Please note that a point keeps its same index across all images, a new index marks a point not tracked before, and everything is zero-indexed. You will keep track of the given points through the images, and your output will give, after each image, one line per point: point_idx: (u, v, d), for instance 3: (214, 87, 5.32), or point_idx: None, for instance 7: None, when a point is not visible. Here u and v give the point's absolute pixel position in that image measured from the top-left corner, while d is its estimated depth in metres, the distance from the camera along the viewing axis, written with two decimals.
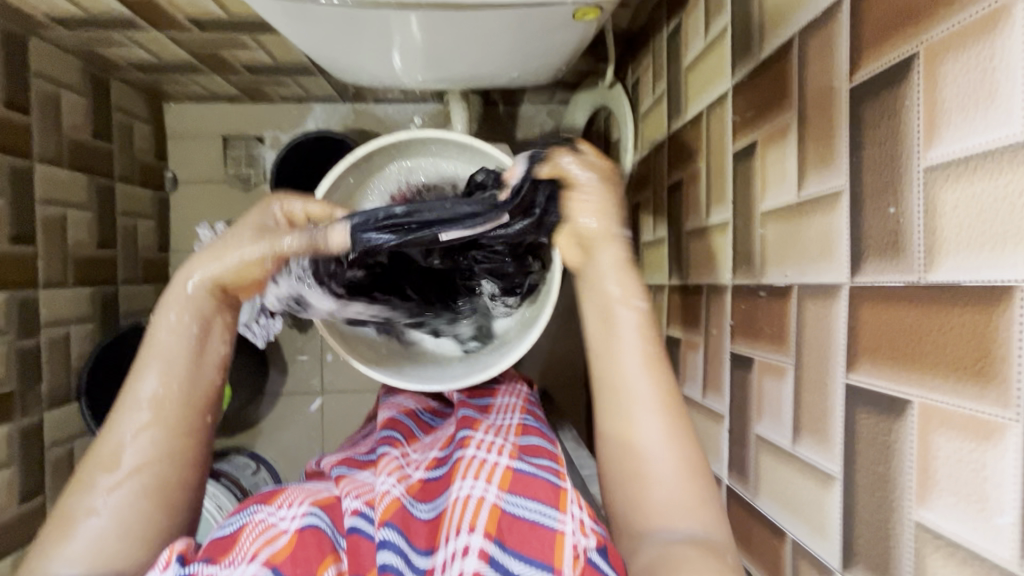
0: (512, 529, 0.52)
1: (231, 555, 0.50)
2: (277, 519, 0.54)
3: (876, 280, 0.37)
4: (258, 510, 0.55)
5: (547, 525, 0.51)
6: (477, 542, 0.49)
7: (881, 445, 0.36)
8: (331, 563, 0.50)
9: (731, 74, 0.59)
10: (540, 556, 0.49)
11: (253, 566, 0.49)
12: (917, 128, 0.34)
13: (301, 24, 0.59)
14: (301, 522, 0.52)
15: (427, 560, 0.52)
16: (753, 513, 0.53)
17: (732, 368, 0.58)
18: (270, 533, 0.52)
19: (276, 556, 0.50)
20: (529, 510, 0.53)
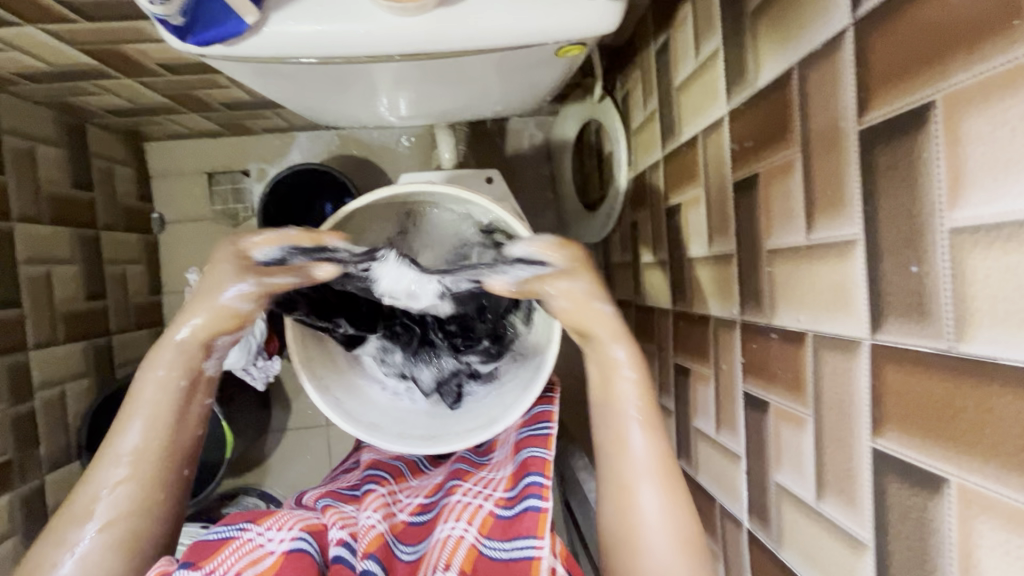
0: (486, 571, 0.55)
1: (212, 562, 0.51)
2: (266, 539, 0.54)
3: (900, 342, 0.34)
4: (249, 527, 0.54)
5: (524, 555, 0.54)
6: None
7: (916, 520, 0.34)
8: None
9: (726, 98, 0.56)
10: None
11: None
12: (940, 183, 0.31)
13: (273, 81, 0.56)
14: (289, 545, 0.53)
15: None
16: (777, 565, 0.51)
17: (745, 408, 0.56)
18: (256, 554, 0.52)
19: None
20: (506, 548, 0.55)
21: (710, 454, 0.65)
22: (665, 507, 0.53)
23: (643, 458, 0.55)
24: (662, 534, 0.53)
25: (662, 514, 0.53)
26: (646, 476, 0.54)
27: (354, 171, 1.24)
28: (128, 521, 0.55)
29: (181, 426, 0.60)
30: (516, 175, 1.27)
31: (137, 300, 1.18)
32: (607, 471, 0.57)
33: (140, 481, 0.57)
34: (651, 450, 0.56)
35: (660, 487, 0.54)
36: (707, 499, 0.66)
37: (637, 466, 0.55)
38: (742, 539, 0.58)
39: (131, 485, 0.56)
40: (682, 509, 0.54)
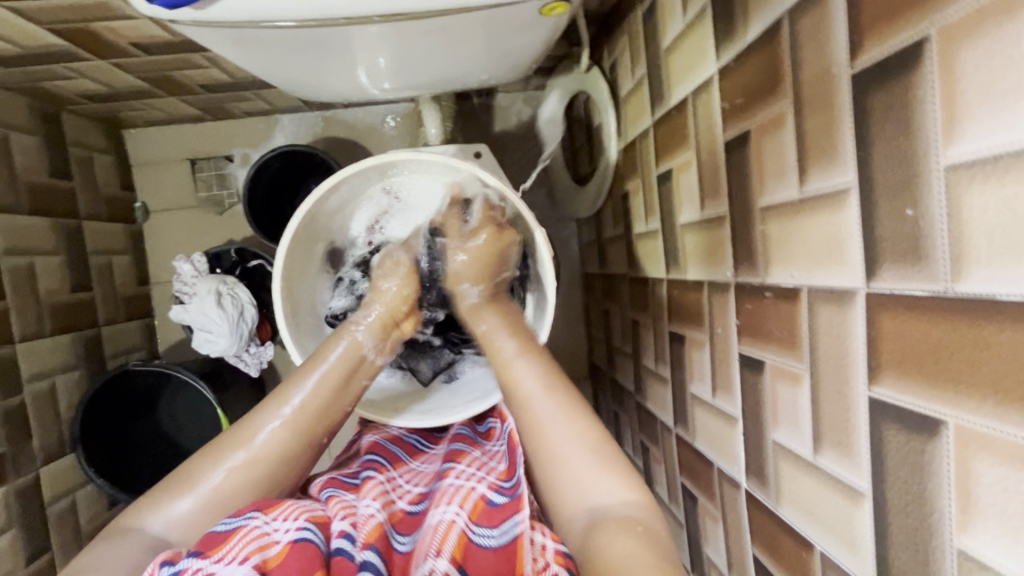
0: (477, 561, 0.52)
1: (221, 550, 0.48)
2: (271, 529, 0.50)
3: (896, 288, 0.34)
4: (256, 515, 0.51)
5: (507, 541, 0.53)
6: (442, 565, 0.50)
7: (913, 465, 0.34)
8: None
9: (715, 57, 0.55)
10: None
11: (244, 569, 0.46)
12: (934, 122, 0.30)
13: (249, 50, 0.55)
14: (295, 535, 0.50)
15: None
16: (776, 522, 0.51)
17: (741, 370, 0.55)
18: (261, 542, 0.49)
19: (267, 565, 0.47)
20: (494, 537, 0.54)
21: (707, 419, 0.65)
22: (565, 414, 0.57)
23: (545, 410, 0.57)
24: (579, 450, 0.54)
25: (574, 432, 0.56)
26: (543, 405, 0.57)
27: (339, 153, 1.22)
28: (268, 466, 0.56)
29: (342, 394, 0.61)
30: (505, 152, 1.25)
31: (125, 292, 1.16)
32: (523, 421, 0.58)
33: (294, 435, 0.58)
34: (552, 401, 0.58)
35: (567, 405, 0.57)
36: (705, 464, 0.67)
37: (529, 393, 0.59)
38: (740, 499, 0.58)
39: (289, 433, 0.58)
40: (600, 442, 0.55)
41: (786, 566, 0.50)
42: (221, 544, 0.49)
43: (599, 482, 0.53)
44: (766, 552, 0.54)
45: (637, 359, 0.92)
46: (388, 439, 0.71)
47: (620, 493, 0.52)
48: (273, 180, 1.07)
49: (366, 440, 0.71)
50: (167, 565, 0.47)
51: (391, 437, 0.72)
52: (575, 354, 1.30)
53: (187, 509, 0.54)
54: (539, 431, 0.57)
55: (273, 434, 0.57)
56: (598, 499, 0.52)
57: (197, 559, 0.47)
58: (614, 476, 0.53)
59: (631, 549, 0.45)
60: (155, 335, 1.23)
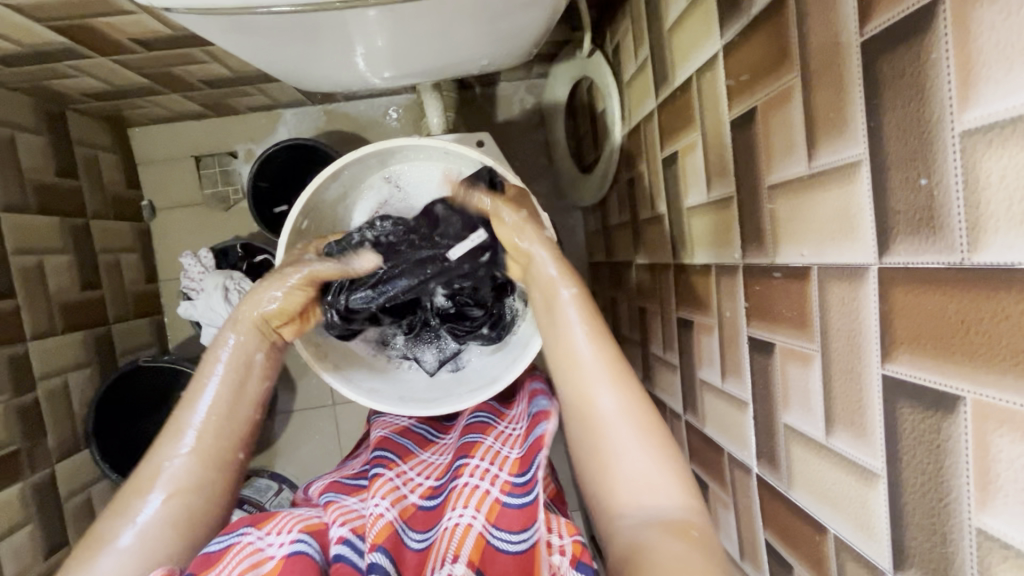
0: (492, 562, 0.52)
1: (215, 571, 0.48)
2: (266, 544, 0.51)
3: (910, 261, 0.33)
4: (249, 530, 0.52)
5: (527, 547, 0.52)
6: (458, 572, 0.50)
7: (930, 443, 0.33)
8: None
9: (719, 34, 0.54)
10: None
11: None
12: (948, 86, 0.29)
13: (245, 38, 0.54)
14: (290, 548, 0.50)
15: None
16: (789, 506, 0.50)
17: (751, 353, 0.54)
18: (257, 558, 0.50)
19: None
20: (513, 541, 0.53)
21: (716, 405, 0.65)
22: (622, 401, 0.53)
23: (592, 361, 0.55)
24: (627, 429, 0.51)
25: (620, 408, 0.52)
26: (596, 368, 0.55)
27: (342, 146, 1.21)
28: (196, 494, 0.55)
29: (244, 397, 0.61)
30: (509, 141, 1.24)
31: (134, 290, 1.17)
32: (569, 393, 0.55)
33: (201, 463, 0.56)
34: (618, 394, 0.53)
35: (610, 381, 0.54)
36: (715, 450, 0.66)
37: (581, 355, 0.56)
38: (751, 484, 0.57)
39: (195, 459, 0.56)
40: (636, 408, 0.52)
41: (799, 551, 0.49)
42: (215, 563, 0.49)
43: (633, 455, 0.50)
44: (779, 537, 0.53)
45: (646, 346, 0.91)
46: (396, 432, 0.70)
47: (670, 501, 0.47)
48: (277, 174, 1.07)
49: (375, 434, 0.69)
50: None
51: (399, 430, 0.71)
52: None
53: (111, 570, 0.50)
54: (591, 404, 0.53)
55: (184, 465, 0.56)
56: (653, 499, 0.47)
57: None
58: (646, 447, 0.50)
59: (679, 552, 0.42)
60: (165, 332, 1.24)
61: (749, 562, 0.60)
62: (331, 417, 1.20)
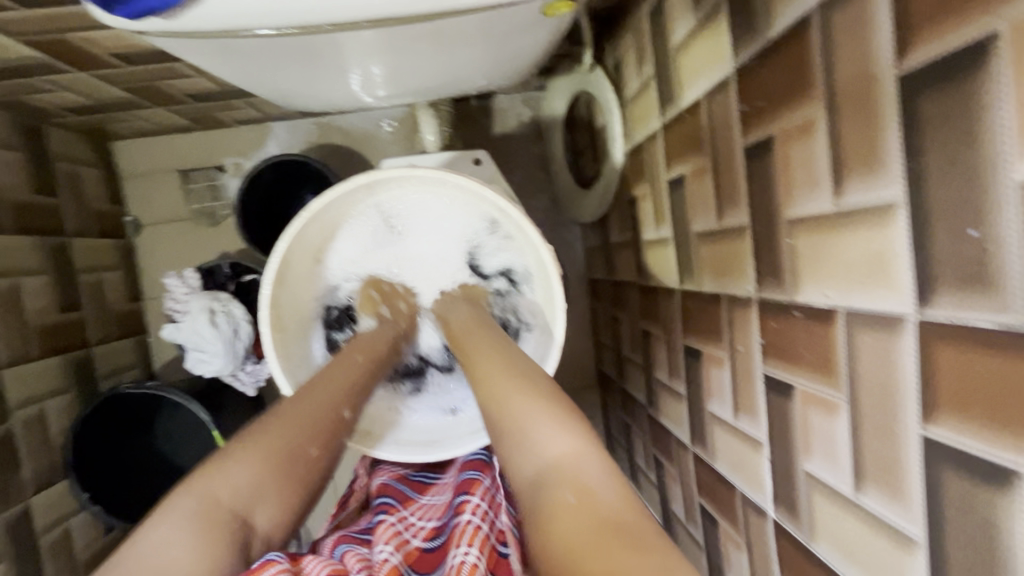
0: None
1: None
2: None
3: (958, 317, 0.30)
4: (279, 561, 0.47)
5: None
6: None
7: (980, 516, 0.30)
8: None
9: (731, 57, 0.51)
10: None
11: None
12: (1003, 132, 0.26)
13: (229, 60, 0.51)
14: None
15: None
16: (810, 559, 0.47)
17: (767, 392, 0.52)
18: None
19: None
20: None
21: (727, 441, 0.62)
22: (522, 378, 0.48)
23: (524, 406, 0.44)
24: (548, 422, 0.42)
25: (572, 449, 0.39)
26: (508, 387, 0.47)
27: (334, 160, 1.18)
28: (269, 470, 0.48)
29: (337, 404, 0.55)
30: (505, 155, 1.21)
31: (117, 309, 1.12)
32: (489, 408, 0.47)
33: (296, 436, 0.51)
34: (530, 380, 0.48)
35: (537, 399, 0.44)
36: (726, 487, 0.63)
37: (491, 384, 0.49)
38: (767, 529, 0.54)
39: (290, 429, 0.51)
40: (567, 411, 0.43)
41: None
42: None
43: (553, 436, 0.40)
44: None
45: (649, 371, 0.88)
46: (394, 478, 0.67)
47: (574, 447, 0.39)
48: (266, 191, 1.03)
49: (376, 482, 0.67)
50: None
51: (396, 476, 0.68)
52: (582, 362, 1.26)
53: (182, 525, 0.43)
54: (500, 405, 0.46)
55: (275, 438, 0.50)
56: (559, 450, 0.39)
57: None
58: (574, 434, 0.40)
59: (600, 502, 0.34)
60: (149, 352, 1.20)
61: None
62: None
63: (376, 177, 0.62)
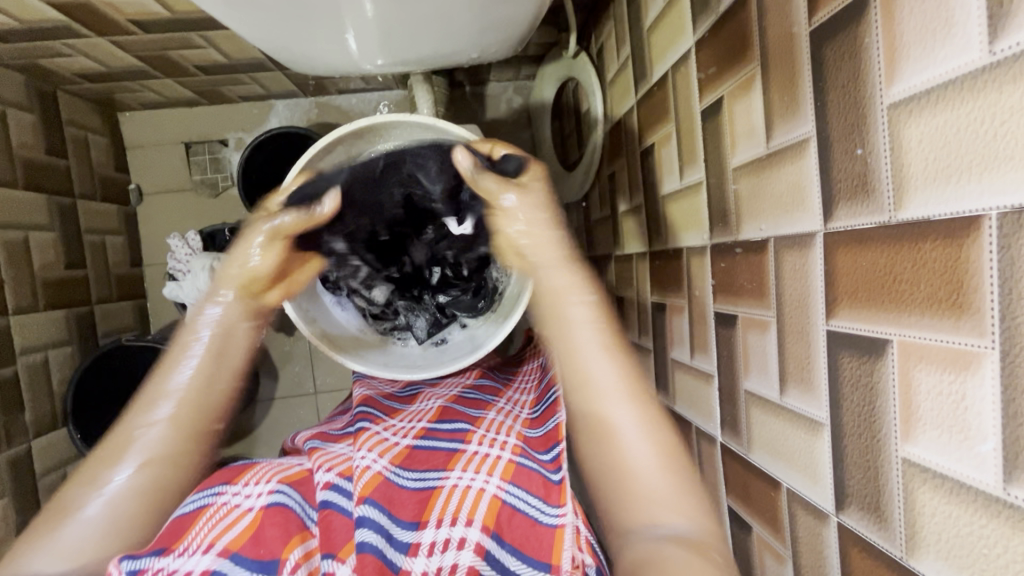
0: (510, 524, 0.53)
1: (184, 542, 0.48)
2: (241, 498, 0.52)
3: (849, 224, 0.37)
4: (224, 489, 0.53)
5: (546, 522, 0.52)
6: (473, 536, 0.51)
7: (865, 386, 0.37)
8: (297, 544, 0.49)
9: (691, 31, 0.58)
10: (538, 555, 0.51)
11: (209, 557, 0.47)
12: (878, 66, 0.33)
13: (243, 14, 0.57)
14: (267, 500, 0.51)
15: (411, 535, 0.52)
16: (748, 467, 0.54)
17: (717, 327, 0.58)
18: (233, 516, 0.50)
19: (237, 541, 0.48)
20: (528, 504, 0.54)
21: (686, 381, 0.68)
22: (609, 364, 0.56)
23: (605, 379, 0.55)
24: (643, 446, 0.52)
25: (642, 426, 0.53)
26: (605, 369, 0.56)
27: None
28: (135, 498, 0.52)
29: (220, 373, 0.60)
30: (496, 139, 1.28)
31: (118, 271, 1.17)
32: (579, 408, 0.56)
33: (176, 428, 0.56)
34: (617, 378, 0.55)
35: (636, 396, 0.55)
36: (684, 426, 0.69)
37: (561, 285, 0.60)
38: (716, 454, 0.61)
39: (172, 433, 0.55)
40: (638, 398, 0.54)
41: (758, 510, 0.53)
42: (186, 534, 0.49)
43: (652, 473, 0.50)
44: (739, 500, 0.56)
45: None
46: (380, 394, 0.73)
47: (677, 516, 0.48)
48: (268, 161, 1.09)
49: (359, 393, 0.73)
50: (128, 561, 0.44)
51: (382, 393, 0.74)
52: None
53: (78, 538, 0.49)
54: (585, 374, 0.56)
55: (153, 445, 0.54)
56: (662, 525, 0.48)
57: (161, 557, 0.45)
58: (637, 406, 0.54)
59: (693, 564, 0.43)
60: (148, 316, 1.24)
61: None
62: (313, 406, 1.21)
63: (375, 122, 0.67)
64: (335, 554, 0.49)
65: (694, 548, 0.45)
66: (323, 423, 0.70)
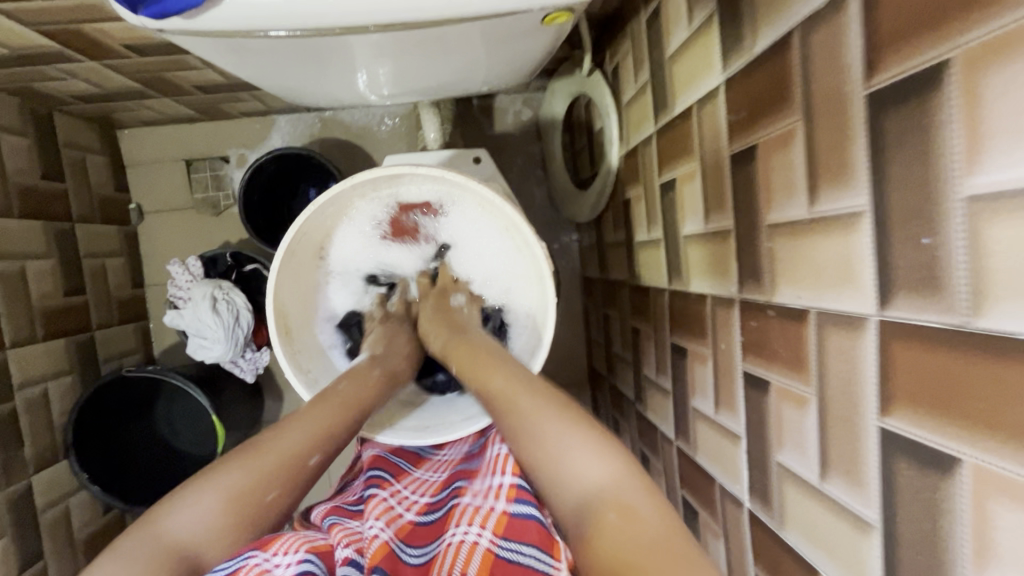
0: (503, 574, 0.48)
1: None
2: (273, 565, 0.47)
3: (911, 319, 0.33)
4: (255, 552, 0.47)
5: (541, 570, 0.47)
6: None
7: (926, 501, 0.33)
8: None
9: (721, 68, 0.54)
10: None
11: None
12: (954, 151, 0.29)
13: (236, 57, 0.53)
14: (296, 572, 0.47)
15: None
16: (780, 544, 0.50)
17: (746, 388, 0.54)
18: None
19: None
20: (524, 552, 0.49)
21: (709, 435, 0.64)
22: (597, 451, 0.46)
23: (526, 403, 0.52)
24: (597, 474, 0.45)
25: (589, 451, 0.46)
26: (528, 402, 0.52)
27: (338, 155, 1.20)
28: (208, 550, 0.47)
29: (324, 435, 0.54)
30: (504, 155, 1.23)
31: (119, 294, 1.15)
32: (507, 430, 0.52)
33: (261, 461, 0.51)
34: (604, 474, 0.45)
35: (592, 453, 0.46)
36: (707, 480, 0.66)
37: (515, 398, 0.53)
38: (743, 519, 0.57)
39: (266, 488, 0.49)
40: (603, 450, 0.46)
41: None
42: None
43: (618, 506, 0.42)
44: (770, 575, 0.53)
45: (638, 368, 0.91)
46: (388, 451, 0.68)
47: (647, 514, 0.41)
48: (270, 183, 1.06)
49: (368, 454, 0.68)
50: None
51: (391, 449, 0.69)
52: (575, 359, 1.29)
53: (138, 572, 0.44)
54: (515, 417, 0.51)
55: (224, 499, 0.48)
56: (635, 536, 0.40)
57: None
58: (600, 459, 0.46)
59: None
60: (150, 338, 1.22)
61: None
62: None
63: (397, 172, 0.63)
64: None
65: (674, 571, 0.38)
66: (330, 498, 0.66)
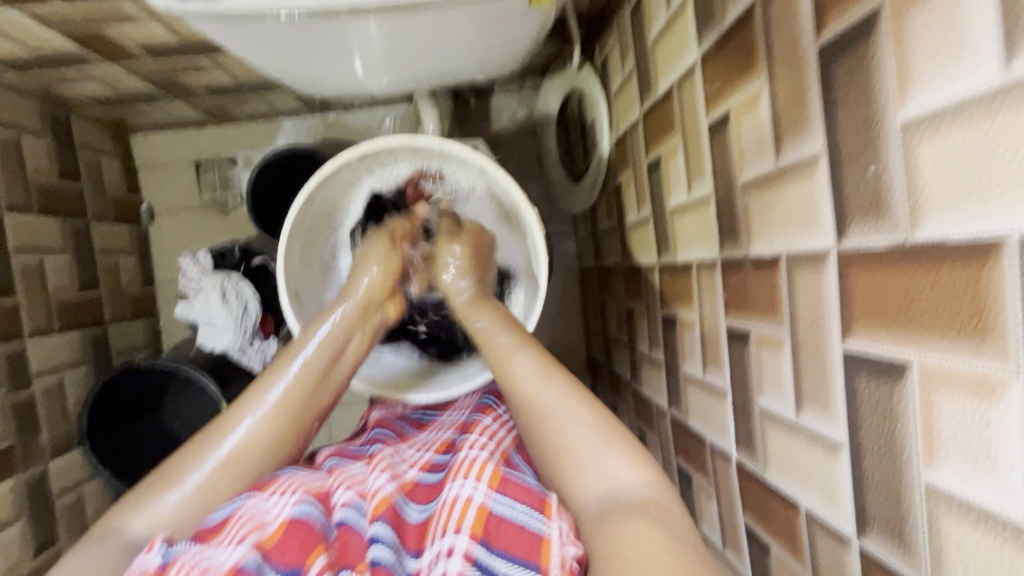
0: (501, 530, 0.50)
1: (220, 536, 0.49)
2: (268, 506, 0.52)
3: (863, 244, 0.36)
4: (252, 494, 0.53)
5: (535, 527, 0.49)
6: (462, 543, 0.48)
7: (883, 409, 0.36)
8: (320, 552, 0.48)
9: (696, 44, 0.58)
10: (528, 558, 0.47)
11: (240, 549, 0.47)
12: (890, 85, 0.33)
13: (249, 41, 0.57)
14: (292, 510, 0.51)
15: (415, 562, 0.51)
16: (765, 487, 0.52)
17: (729, 342, 0.57)
18: (257, 522, 0.50)
19: (267, 540, 0.48)
20: (518, 511, 0.51)
21: (699, 397, 0.67)
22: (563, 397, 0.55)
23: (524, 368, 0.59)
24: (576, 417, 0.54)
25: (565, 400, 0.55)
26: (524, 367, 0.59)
27: None
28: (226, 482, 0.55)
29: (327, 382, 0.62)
30: (501, 152, 1.28)
31: (130, 291, 1.18)
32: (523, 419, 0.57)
33: (277, 424, 0.58)
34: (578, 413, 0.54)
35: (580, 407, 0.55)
36: (698, 441, 0.68)
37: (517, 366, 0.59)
38: (731, 471, 0.60)
39: (272, 426, 0.57)
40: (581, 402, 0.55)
41: (775, 530, 0.52)
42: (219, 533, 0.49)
43: (606, 466, 0.50)
44: (758, 520, 0.55)
45: (633, 347, 0.94)
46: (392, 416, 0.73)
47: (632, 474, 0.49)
48: (276, 180, 1.10)
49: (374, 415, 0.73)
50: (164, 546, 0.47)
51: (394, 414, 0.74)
52: (574, 350, 1.31)
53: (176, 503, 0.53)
54: (531, 398, 0.57)
55: (250, 433, 0.57)
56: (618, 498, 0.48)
57: (192, 547, 0.47)
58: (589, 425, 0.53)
59: (646, 534, 0.43)
60: (161, 335, 1.25)
61: (730, 550, 0.62)
62: None
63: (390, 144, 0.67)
64: (352, 567, 0.48)
65: (635, 510, 0.45)
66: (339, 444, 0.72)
